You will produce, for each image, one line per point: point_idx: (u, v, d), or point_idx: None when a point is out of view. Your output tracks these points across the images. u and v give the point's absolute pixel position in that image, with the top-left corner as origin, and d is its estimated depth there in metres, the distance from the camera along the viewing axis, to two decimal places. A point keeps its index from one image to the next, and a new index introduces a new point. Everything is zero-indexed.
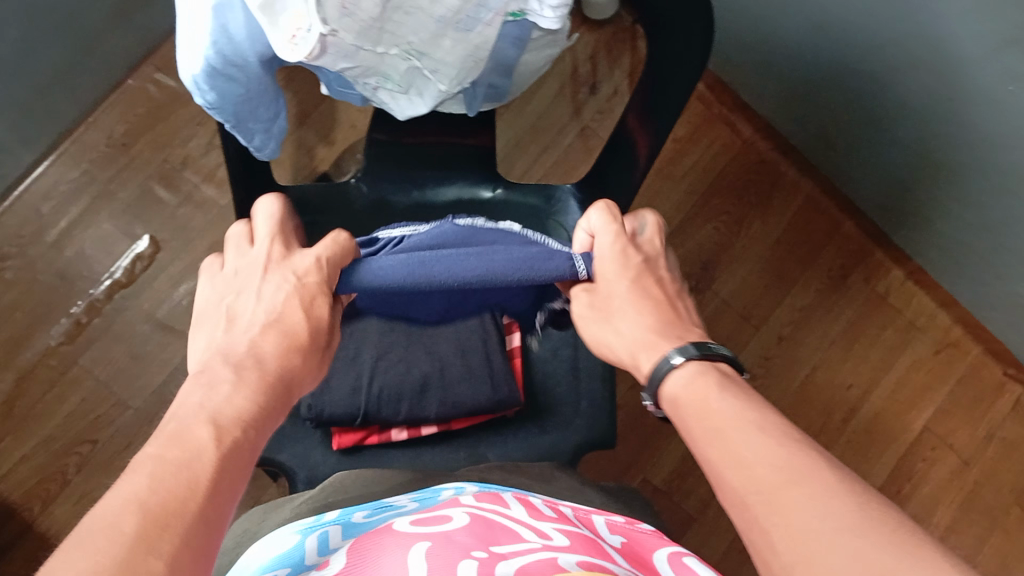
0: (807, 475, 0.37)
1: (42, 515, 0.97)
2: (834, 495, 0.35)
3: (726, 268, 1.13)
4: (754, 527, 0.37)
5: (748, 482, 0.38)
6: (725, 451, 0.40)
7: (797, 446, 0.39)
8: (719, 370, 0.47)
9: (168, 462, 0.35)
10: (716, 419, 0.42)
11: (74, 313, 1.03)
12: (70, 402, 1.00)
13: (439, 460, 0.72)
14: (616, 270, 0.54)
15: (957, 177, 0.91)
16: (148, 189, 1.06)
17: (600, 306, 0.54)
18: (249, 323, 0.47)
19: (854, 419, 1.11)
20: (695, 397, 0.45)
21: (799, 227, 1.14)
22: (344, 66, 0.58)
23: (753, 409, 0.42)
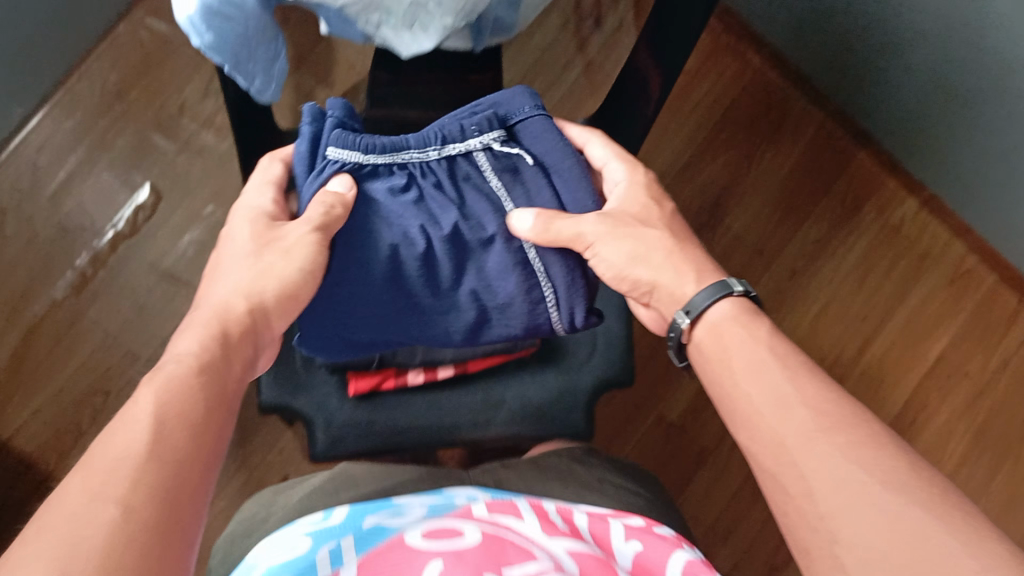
0: (854, 431, 0.44)
1: (57, 467, 0.95)
2: (884, 468, 0.41)
3: (736, 204, 1.11)
4: (795, 474, 0.44)
5: (792, 427, 0.45)
6: (769, 391, 0.48)
7: (837, 397, 0.46)
8: (754, 308, 0.54)
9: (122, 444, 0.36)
10: (762, 358, 0.50)
11: (76, 266, 1.01)
12: (79, 355, 0.98)
13: (458, 407, 0.72)
14: (648, 202, 0.60)
15: (970, 100, 0.89)
16: (146, 139, 1.03)
17: (631, 222, 0.58)
18: (245, 275, 0.50)
19: (869, 350, 1.10)
20: (732, 334, 0.52)
21: (811, 160, 1.13)
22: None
23: (794, 358, 0.50)
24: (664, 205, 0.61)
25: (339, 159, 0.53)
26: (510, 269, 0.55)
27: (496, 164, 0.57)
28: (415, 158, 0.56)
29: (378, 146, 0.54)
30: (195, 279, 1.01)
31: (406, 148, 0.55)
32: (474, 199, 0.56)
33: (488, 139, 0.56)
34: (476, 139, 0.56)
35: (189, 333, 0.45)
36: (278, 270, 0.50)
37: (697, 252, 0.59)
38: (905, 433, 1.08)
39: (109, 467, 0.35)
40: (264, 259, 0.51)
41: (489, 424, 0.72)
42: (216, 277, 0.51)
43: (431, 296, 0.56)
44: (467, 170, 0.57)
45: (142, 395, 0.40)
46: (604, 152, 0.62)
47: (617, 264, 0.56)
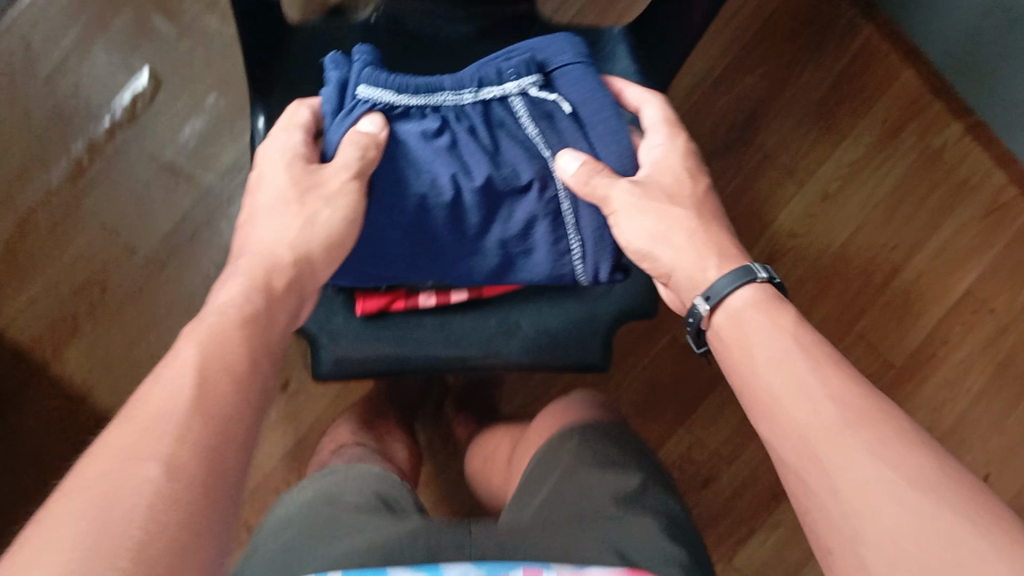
0: (879, 423, 0.42)
1: (53, 359, 0.92)
2: (912, 466, 0.40)
3: (771, 120, 1.05)
4: (818, 471, 0.42)
5: (817, 420, 0.43)
6: (793, 381, 0.45)
7: (863, 392, 0.44)
8: (774, 294, 0.52)
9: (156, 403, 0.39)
10: (784, 348, 0.47)
11: (72, 152, 0.96)
12: (75, 246, 0.94)
13: (470, 332, 0.68)
14: (681, 173, 0.58)
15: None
16: (146, 19, 0.97)
17: (659, 198, 0.56)
18: (291, 224, 0.52)
19: (896, 279, 1.05)
20: (753, 321, 0.50)
21: (854, 76, 1.06)
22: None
23: (818, 346, 0.48)
24: (697, 181, 0.59)
25: (370, 99, 0.56)
26: (536, 215, 0.57)
27: (529, 110, 0.60)
28: (449, 102, 0.59)
29: (416, 87, 0.58)
30: (195, 173, 0.96)
31: (440, 91, 0.59)
32: (506, 146, 0.59)
33: (523, 84, 0.59)
34: (513, 83, 0.59)
35: (227, 288, 0.48)
36: (322, 219, 0.52)
37: (723, 236, 0.56)
38: (922, 365, 1.05)
39: (149, 421, 0.37)
40: (307, 207, 0.52)
41: (503, 349, 0.68)
42: (258, 227, 0.53)
43: (459, 241, 0.58)
44: (501, 114, 0.60)
45: (185, 352, 0.42)
46: (660, 115, 0.61)
47: (637, 239, 0.55)
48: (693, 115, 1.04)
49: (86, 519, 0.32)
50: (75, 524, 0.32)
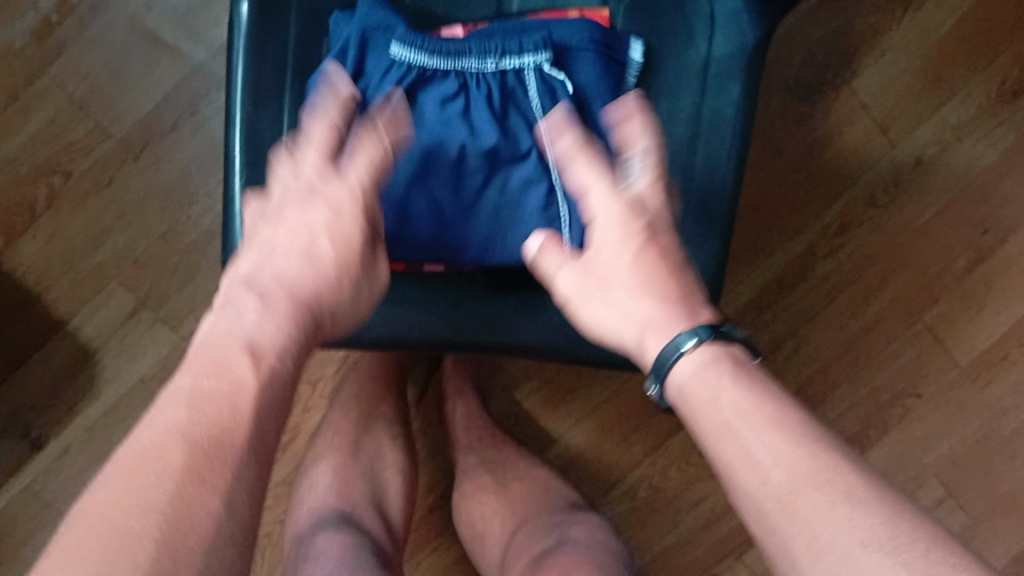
0: (830, 480, 0.35)
1: (6, 250, 0.81)
2: (872, 526, 0.33)
3: (874, 61, 0.89)
4: (783, 546, 0.35)
5: (766, 486, 0.36)
6: (737, 449, 0.37)
7: (818, 453, 0.36)
8: (731, 356, 0.41)
9: (203, 395, 0.39)
10: (725, 418, 0.38)
11: (39, 8, 0.80)
12: (37, 119, 0.81)
13: (478, 310, 0.56)
14: (624, 237, 0.46)
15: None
16: None
17: (601, 275, 0.47)
18: (305, 253, 0.47)
19: (982, 265, 0.90)
20: (698, 382, 0.41)
21: (981, 18, 0.88)
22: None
23: (768, 393, 0.39)
24: (634, 225, 0.47)
25: (400, 61, 0.51)
26: (533, 184, 0.52)
27: (545, 84, 0.52)
28: (472, 67, 0.52)
29: (442, 49, 0.52)
30: (182, 44, 0.81)
31: (464, 56, 0.52)
32: (519, 118, 0.52)
33: (538, 62, 0.52)
34: (532, 57, 0.52)
35: (255, 310, 0.44)
36: (343, 246, 0.47)
37: (680, 288, 0.45)
38: (990, 369, 0.90)
39: (200, 412, 0.38)
40: (328, 235, 0.47)
41: (520, 338, 0.56)
42: (273, 252, 0.47)
43: (455, 210, 0.52)
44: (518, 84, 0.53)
45: (234, 358, 0.41)
46: (591, 172, 0.48)
47: (596, 327, 0.47)
48: (783, 45, 0.89)
49: (151, 523, 0.34)
50: (144, 522, 0.34)
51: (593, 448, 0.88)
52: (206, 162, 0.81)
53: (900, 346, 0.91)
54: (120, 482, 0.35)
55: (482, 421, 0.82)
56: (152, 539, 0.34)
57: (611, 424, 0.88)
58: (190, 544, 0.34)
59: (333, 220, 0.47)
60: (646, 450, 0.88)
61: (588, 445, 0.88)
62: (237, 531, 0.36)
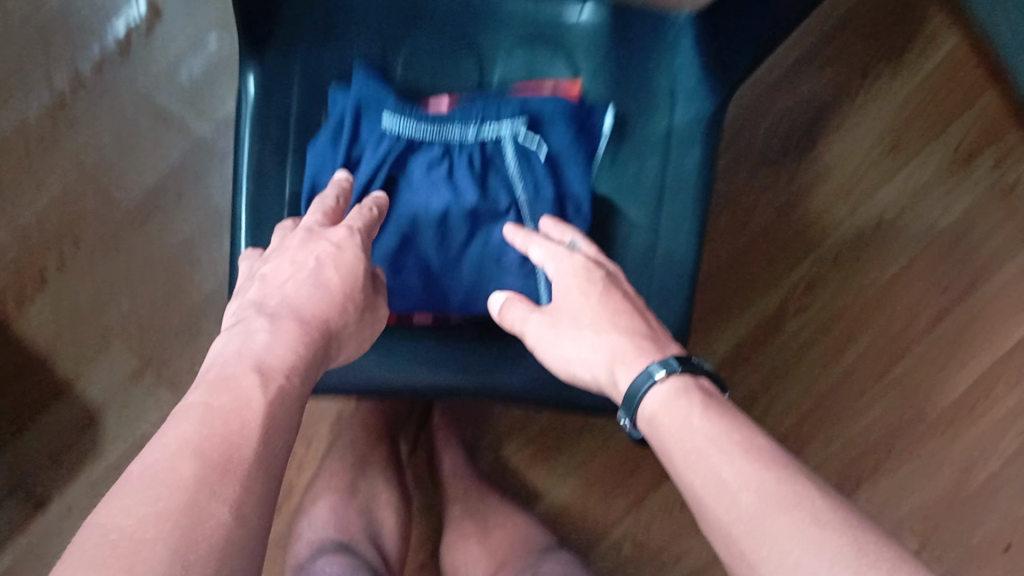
0: (794, 505, 0.35)
1: (15, 314, 0.85)
2: (834, 547, 0.33)
3: (834, 130, 0.95)
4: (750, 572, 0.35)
5: (732, 514, 0.37)
6: (707, 477, 0.38)
7: (782, 474, 0.37)
8: (699, 387, 0.43)
9: (214, 412, 0.36)
10: (694, 446, 0.40)
11: (55, 86, 0.86)
12: (49, 189, 0.85)
13: (465, 357, 0.60)
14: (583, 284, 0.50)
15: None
16: None
17: (565, 320, 0.49)
18: (297, 273, 0.45)
19: (942, 324, 0.95)
20: (671, 415, 0.42)
21: (932, 88, 0.95)
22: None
23: (738, 427, 0.40)
24: (596, 271, 0.51)
25: (392, 129, 0.56)
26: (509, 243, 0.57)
27: (520, 151, 0.57)
28: (456, 134, 0.57)
29: (428, 118, 0.57)
30: (187, 119, 0.87)
31: (449, 124, 0.57)
32: (497, 182, 0.58)
33: (515, 128, 0.57)
34: (507, 123, 0.57)
35: (266, 332, 0.41)
36: (335, 260, 0.46)
37: (645, 322, 0.49)
38: (956, 422, 0.94)
39: (191, 440, 0.35)
40: (316, 251, 0.46)
41: (505, 382, 0.60)
42: (268, 283, 0.46)
43: (437, 265, 0.57)
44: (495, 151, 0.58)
45: (244, 377, 0.38)
46: (545, 244, 0.53)
47: (564, 366, 0.49)
48: (749, 115, 0.95)
49: (164, 530, 0.31)
50: (157, 530, 0.31)
51: (577, 505, 0.91)
52: (208, 230, 0.87)
53: (870, 400, 0.95)
54: (128, 491, 0.32)
55: (469, 476, 0.84)
56: (166, 545, 0.30)
57: (595, 480, 0.91)
58: (201, 550, 0.31)
59: (338, 253, 0.47)
60: (628, 505, 0.91)
61: (572, 500, 0.91)
62: (251, 546, 0.33)
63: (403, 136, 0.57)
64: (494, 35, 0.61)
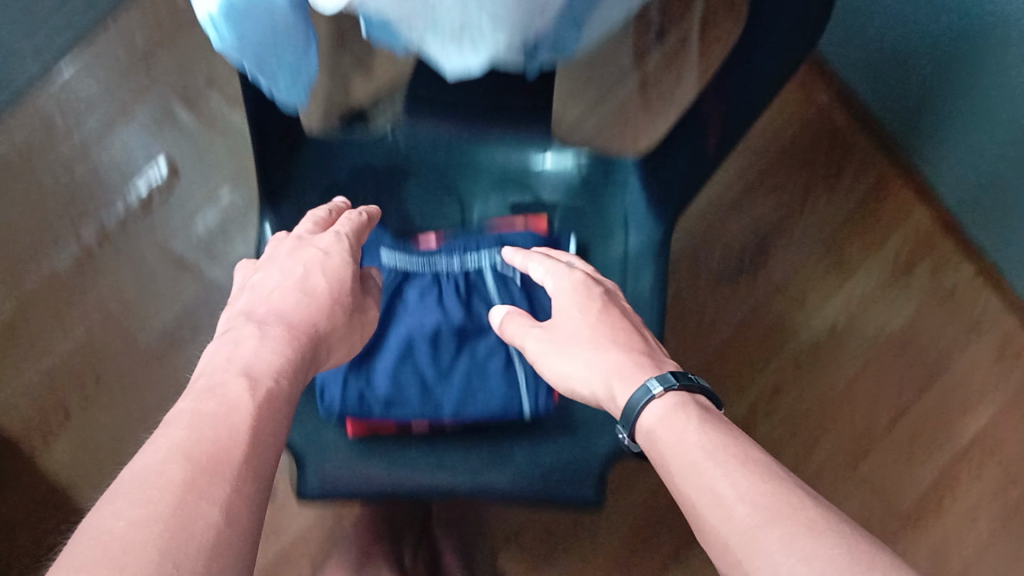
0: (790, 517, 0.36)
1: (41, 449, 0.91)
2: (826, 556, 0.33)
3: (782, 247, 1.05)
4: None
5: (726, 523, 0.37)
6: (703, 492, 0.40)
7: (775, 483, 0.38)
8: (697, 405, 0.46)
9: (206, 416, 0.39)
10: (691, 458, 0.42)
11: (83, 240, 0.96)
12: (75, 332, 0.94)
13: (460, 462, 0.66)
14: (577, 300, 0.56)
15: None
16: (167, 107, 0.99)
17: (561, 336, 0.55)
18: (287, 278, 0.53)
19: (902, 420, 1.02)
20: (671, 431, 0.45)
21: (867, 207, 1.06)
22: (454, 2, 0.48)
23: (739, 445, 0.42)
24: (593, 288, 0.58)
25: (392, 263, 0.66)
26: (495, 353, 0.65)
27: (499, 278, 0.67)
28: (444, 266, 0.68)
29: (420, 253, 0.67)
30: (201, 264, 0.96)
31: (439, 257, 0.67)
32: (482, 304, 0.66)
33: (492, 259, 0.68)
34: (486, 254, 0.68)
35: (255, 339, 0.46)
36: (321, 263, 0.54)
37: (643, 343, 0.54)
38: (925, 514, 1.00)
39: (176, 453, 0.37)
40: (305, 259, 0.54)
41: (497, 483, 0.65)
42: (257, 292, 0.52)
43: (432, 373, 0.64)
44: (479, 280, 0.67)
45: (233, 382, 0.42)
46: (549, 268, 0.60)
47: (557, 373, 0.54)
48: (705, 238, 1.05)
49: (153, 529, 0.32)
50: (144, 531, 0.32)
51: None
52: None
53: (843, 497, 1.00)
54: (122, 495, 0.34)
55: None
56: (154, 543, 0.32)
57: None
58: (190, 550, 0.32)
59: (324, 258, 0.55)
60: None
61: None
62: (242, 545, 0.35)
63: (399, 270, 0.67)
64: (471, 184, 0.72)
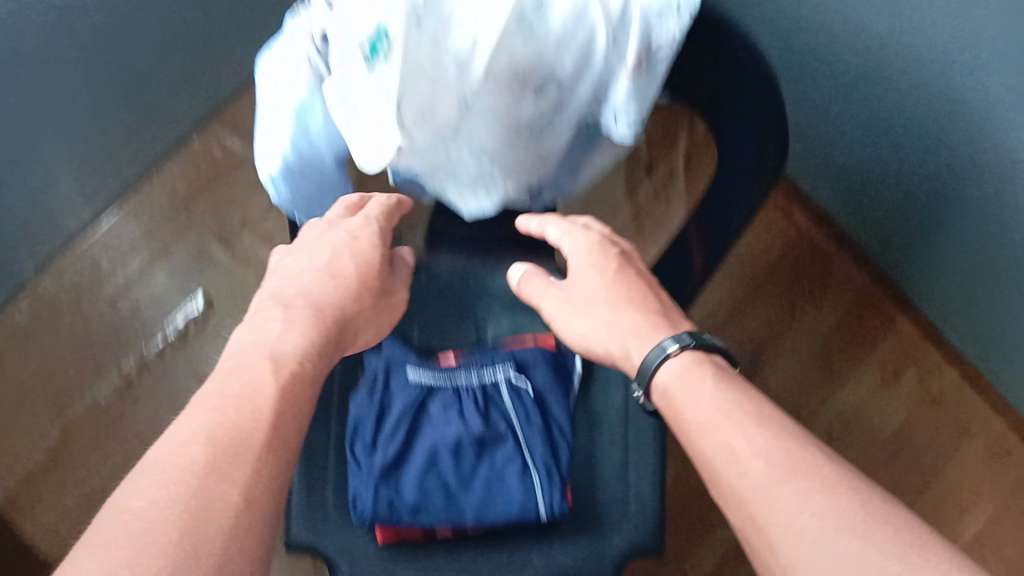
0: (809, 470, 0.40)
1: None
2: (839, 512, 0.38)
3: (773, 361, 1.14)
4: (759, 531, 0.40)
5: (744, 478, 0.41)
6: (721, 447, 0.43)
7: (787, 442, 0.42)
8: (711, 361, 0.50)
9: (226, 399, 0.44)
10: (706, 415, 0.45)
11: (124, 371, 1.05)
12: (113, 458, 1.01)
13: (483, 563, 0.71)
14: (590, 255, 0.59)
15: (982, 264, 0.91)
16: (204, 247, 1.09)
17: (577, 298, 0.58)
18: (320, 258, 0.57)
19: None
20: (691, 381, 0.48)
21: (852, 321, 1.14)
22: (473, 164, 0.60)
23: (750, 405, 0.45)
24: (609, 249, 0.60)
25: (418, 380, 0.73)
26: (511, 460, 0.70)
27: (513, 390, 0.73)
28: (464, 381, 0.73)
29: (440, 371, 0.73)
30: None
31: (459, 373, 0.73)
32: (498, 414, 0.72)
33: (506, 372, 0.73)
34: (500, 369, 0.74)
35: (281, 322, 0.51)
36: (346, 248, 0.58)
37: (657, 302, 0.56)
38: None
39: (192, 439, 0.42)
40: (334, 241, 0.58)
41: None
42: (294, 270, 0.57)
43: (454, 480, 0.69)
44: (495, 391, 0.73)
45: (261, 364, 0.47)
46: (563, 226, 0.62)
47: (575, 333, 0.57)
48: None
49: (169, 514, 0.38)
50: (158, 514, 0.38)
51: None
52: None
53: None
54: (145, 475, 0.39)
55: None
56: (172, 526, 0.37)
57: None
58: (202, 535, 0.38)
59: (353, 240, 0.58)
60: None
61: None
62: (253, 525, 0.40)
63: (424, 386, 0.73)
64: (486, 310, 0.80)
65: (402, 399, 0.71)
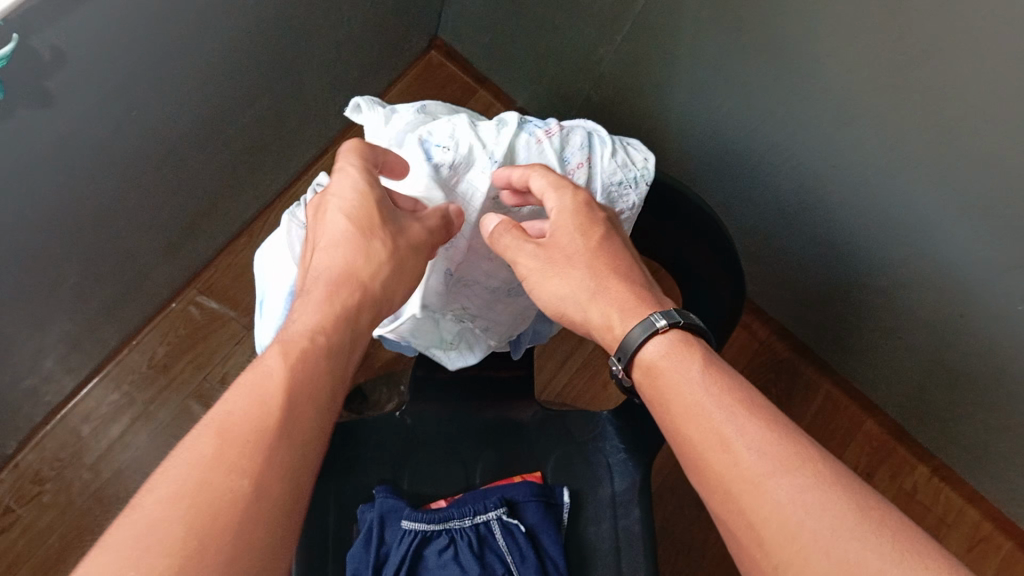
0: (801, 467, 0.44)
1: None
2: (836, 512, 0.42)
3: None
4: (747, 526, 0.44)
5: (734, 469, 0.45)
6: (709, 434, 0.47)
7: (777, 433, 0.46)
8: (694, 345, 0.51)
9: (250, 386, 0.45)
10: (695, 399, 0.48)
11: None
12: None
13: None
14: (576, 227, 0.57)
15: (953, 387, 0.96)
16: (185, 407, 1.14)
17: (557, 257, 0.56)
18: (326, 221, 0.57)
19: None
20: (674, 365, 0.50)
21: (822, 425, 1.18)
22: (450, 321, 0.68)
23: (731, 388, 0.49)
24: (595, 211, 0.58)
25: (411, 528, 0.73)
26: None
27: (507, 529, 0.74)
28: (456, 524, 0.74)
29: (434, 518, 0.74)
30: None
31: (452, 518, 0.74)
32: (493, 555, 0.73)
33: (499, 513, 0.75)
34: (492, 511, 0.75)
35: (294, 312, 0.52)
36: (338, 208, 0.56)
37: (642, 277, 0.57)
38: None
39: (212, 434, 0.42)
40: (329, 205, 0.57)
41: None
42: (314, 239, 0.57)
43: None
44: (488, 532, 0.74)
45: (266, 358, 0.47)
46: (543, 177, 0.58)
47: (554, 298, 0.56)
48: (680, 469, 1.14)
49: (179, 510, 0.39)
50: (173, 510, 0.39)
51: None
52: None
53: None
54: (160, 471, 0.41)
55: None
56: (179, 520, 0.38)
57: None
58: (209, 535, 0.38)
59: (344, 200, 0.57)
60: None
61: None
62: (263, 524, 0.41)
63: (418, 533, 0.73)
64: (471, 452, 0.82)
65: (398, 550, 0.72)
